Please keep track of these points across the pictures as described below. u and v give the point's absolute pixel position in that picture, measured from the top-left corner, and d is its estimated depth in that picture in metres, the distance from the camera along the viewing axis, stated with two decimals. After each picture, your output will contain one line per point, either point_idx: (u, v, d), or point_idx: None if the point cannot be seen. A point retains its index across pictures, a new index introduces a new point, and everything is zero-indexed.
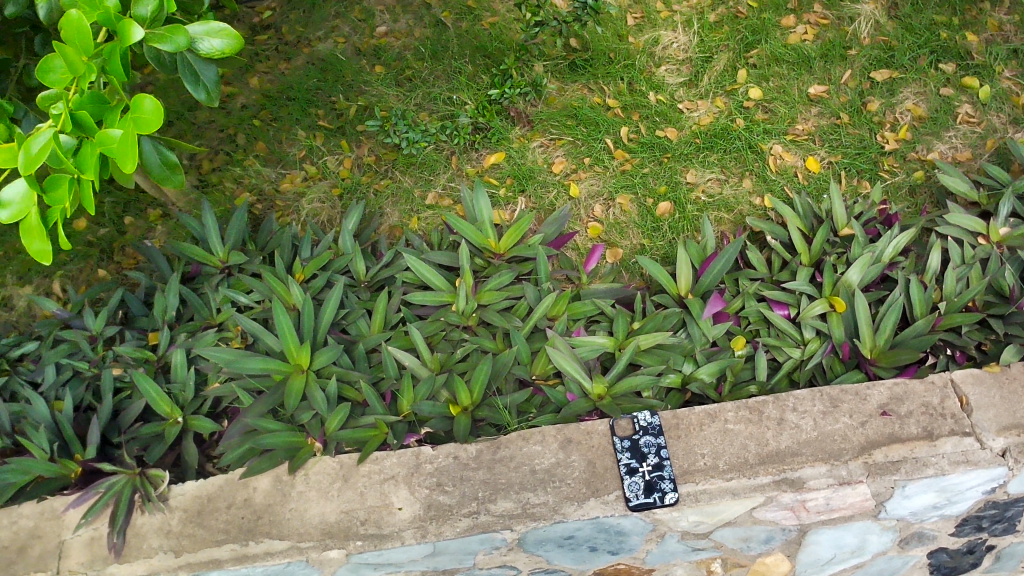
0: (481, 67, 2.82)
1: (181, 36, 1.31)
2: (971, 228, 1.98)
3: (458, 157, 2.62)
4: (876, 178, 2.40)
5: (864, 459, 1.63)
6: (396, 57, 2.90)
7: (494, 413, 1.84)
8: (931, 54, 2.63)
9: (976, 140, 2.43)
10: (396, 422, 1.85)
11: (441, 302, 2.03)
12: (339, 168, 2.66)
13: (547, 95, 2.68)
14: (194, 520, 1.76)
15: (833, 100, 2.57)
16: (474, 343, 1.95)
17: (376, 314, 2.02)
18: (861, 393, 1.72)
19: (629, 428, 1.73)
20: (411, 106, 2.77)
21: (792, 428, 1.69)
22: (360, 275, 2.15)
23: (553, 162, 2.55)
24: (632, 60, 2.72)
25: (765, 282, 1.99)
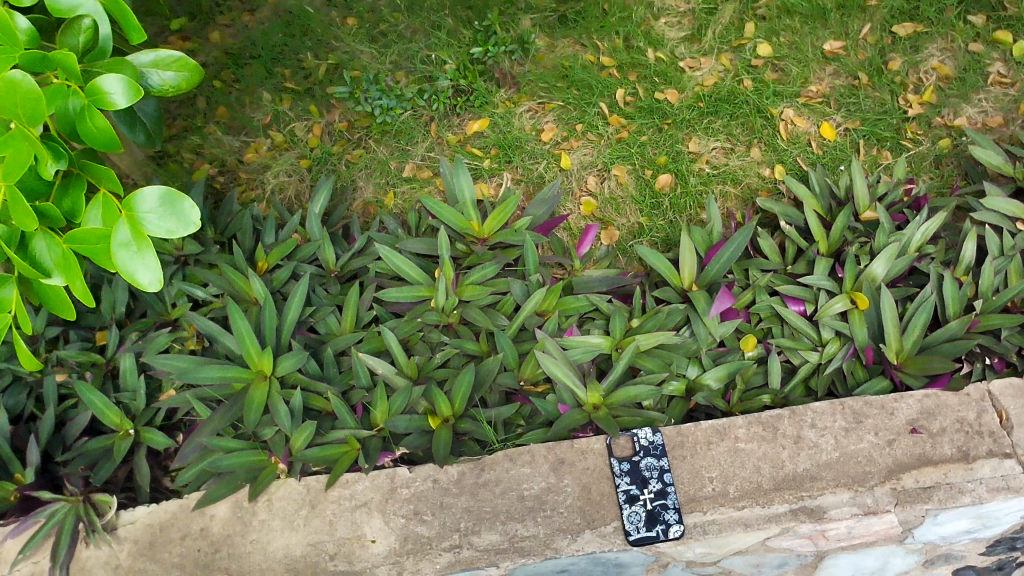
0: (463, 20, 2.55)
1: (127, 69, 1.13)
2: (1010, 212, 1.76)
3: (438, 123, 2.38)
4: (898, 147, 2.17)
5: (892, 485, 1.46)
6: (369, 8, 2.63)
7: (478, 427, 1.65)
8: (959, 6, 2.38)
9: (1008, 103, 2.20)
10: (369, 438, 1.66)
11: (419, 297, 1.80)
12: (308, 136, 2.42)
13: (536, 53, 2.44)
14: (145, 553, 1.58)
15: (851, 58, 2.33)
16: (456, 347, 1.74)
17: (347, 310, 1.81)
18: (888, 406, 1.54)
19: (628, 448, 1.56)
20: (386, 65, 2.51)
21: (810, 447, 1.51)
22: (331, 263, 1.93)
23: (542, 129, 2.31)
24: (629, 13, 2.47)
25: (779, 274, 1.77)
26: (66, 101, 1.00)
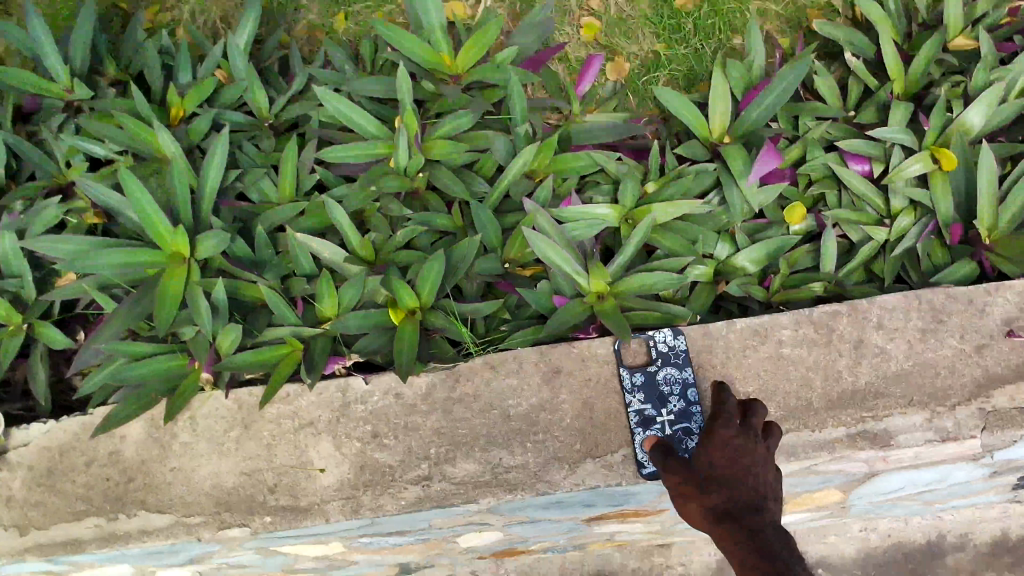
0: None
1: None
2: None
3: None
4: None
5: (980, 404, 1.16)
6: None
7: (450, 326, 1.30)
8: None
9: None
10: (315, 340, 1.31)
11: (376, 156, 1.42)
12: None
13: None
14: (42, 483, 1.28)
15: None
16: (421, 224, 1.38)
17: (285, 174, 1.42)
18: (977, 302, 1.20)
19: (642, 355, 1.23)
20: None
21: (875, 355, 1.18)
22: (263, 112, 1.52)
23: None
24: None
25: (838, 125, 1.37)
26: None
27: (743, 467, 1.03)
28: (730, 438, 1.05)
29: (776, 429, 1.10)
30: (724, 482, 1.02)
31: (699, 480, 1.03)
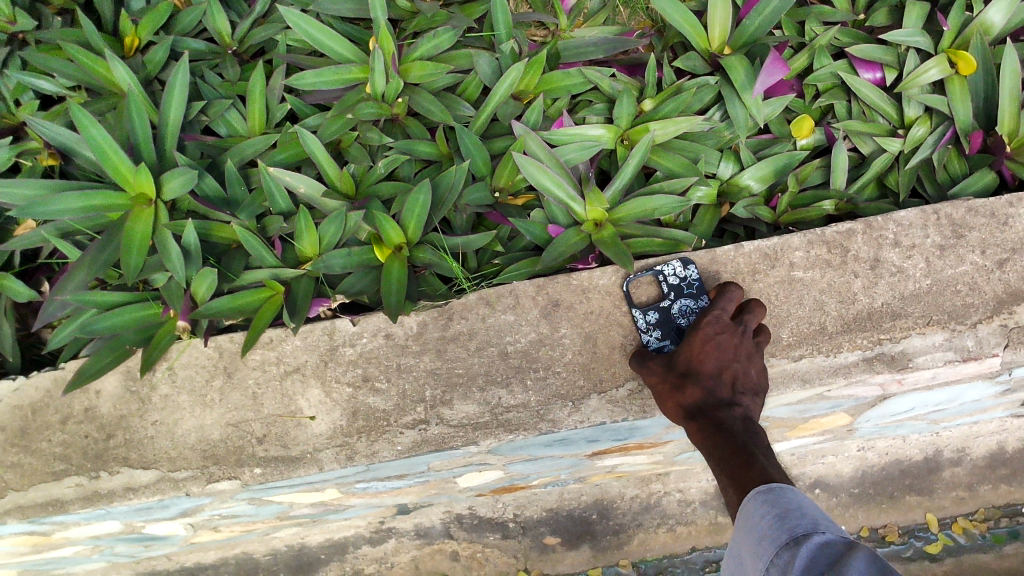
0: None
1: None
2: None
3: None
4: None
5: (1001, 321, 1.10)
6: None
7: (440, 261, 1.22)
8: None
9: None
10: (297, 280, 1.22)
11: (350, 81, 1.32)
12: None
13: None
14: (15, 445, 1.21)
15: None
16: (403, 152, 1.29)
17: (251, 104, 1.34)
18: (999, 214, 1.12)
19: (653, 289, 1.15)
20: None
21: (892, 274, 1.11)
22: (224, 37, 1.42)
23: None
24: None
25: (846, 29, 1.28)
26: None
27: (725, 362, 1.03)
28: (712, 334, 1.05)
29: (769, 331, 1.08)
30: (698, 377, 1.02)
31: (672, 379, 1.04)
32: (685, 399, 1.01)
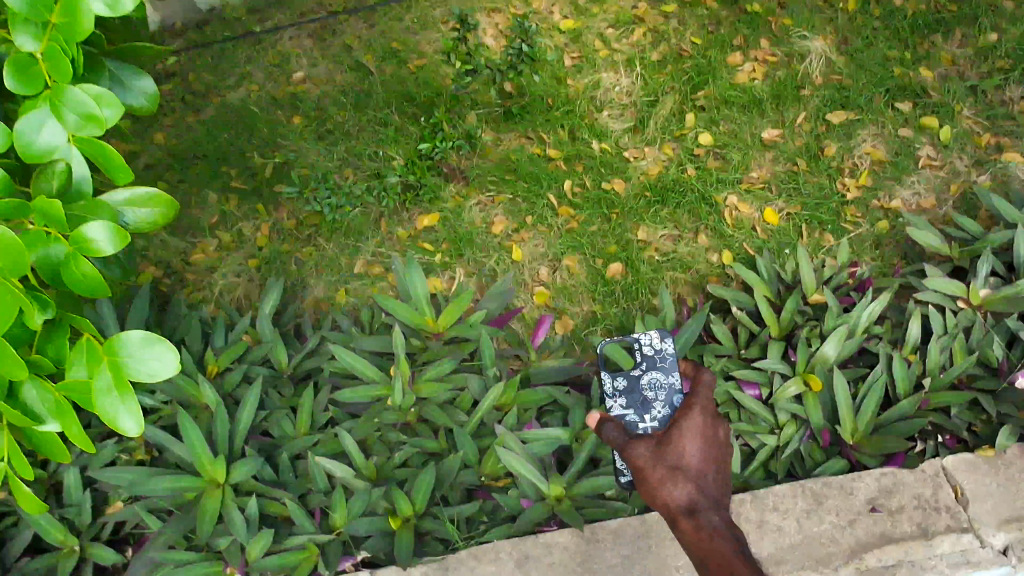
0: (410, 116, 2.57)
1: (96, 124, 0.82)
2: (953, 291, 1.75)
3: (388, 219, 2.39)
4: (839, 231, 2.23)
5: (856, 565, 1.46)
6: (315, 104, 2.61)
7: (439, 527, 1.62)
8: (887, 94, 2.46)
9: (940, 185, 2.27)
10: (329, 542, 1.62)
11: (376, 395, 1.80)
12: (257, 235, 2.39)
13: (483, 146, 2.48)
14: None
15: (788, 145, 2.40)
16: (414, 446, 1.74)
17: (302, 411, 1.79)
18: (846, 487, 1.55)
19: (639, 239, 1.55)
20: (334, 163, 2.50)
21: (773, 531, 1.51)
22: (283, 365, 1.92)
23: (493, 221, 2.36)
24: (573, 105, 2.53)
25: (733, 359, 1.81)
26: (72, 276, 0.85)
27: (699, 465, 1.33)
28: (689, 446, 1.35)
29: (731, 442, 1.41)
30: (691, 479, 1.30)
31: (673, 473, 1.30)
32: (672, 490, 1.29)
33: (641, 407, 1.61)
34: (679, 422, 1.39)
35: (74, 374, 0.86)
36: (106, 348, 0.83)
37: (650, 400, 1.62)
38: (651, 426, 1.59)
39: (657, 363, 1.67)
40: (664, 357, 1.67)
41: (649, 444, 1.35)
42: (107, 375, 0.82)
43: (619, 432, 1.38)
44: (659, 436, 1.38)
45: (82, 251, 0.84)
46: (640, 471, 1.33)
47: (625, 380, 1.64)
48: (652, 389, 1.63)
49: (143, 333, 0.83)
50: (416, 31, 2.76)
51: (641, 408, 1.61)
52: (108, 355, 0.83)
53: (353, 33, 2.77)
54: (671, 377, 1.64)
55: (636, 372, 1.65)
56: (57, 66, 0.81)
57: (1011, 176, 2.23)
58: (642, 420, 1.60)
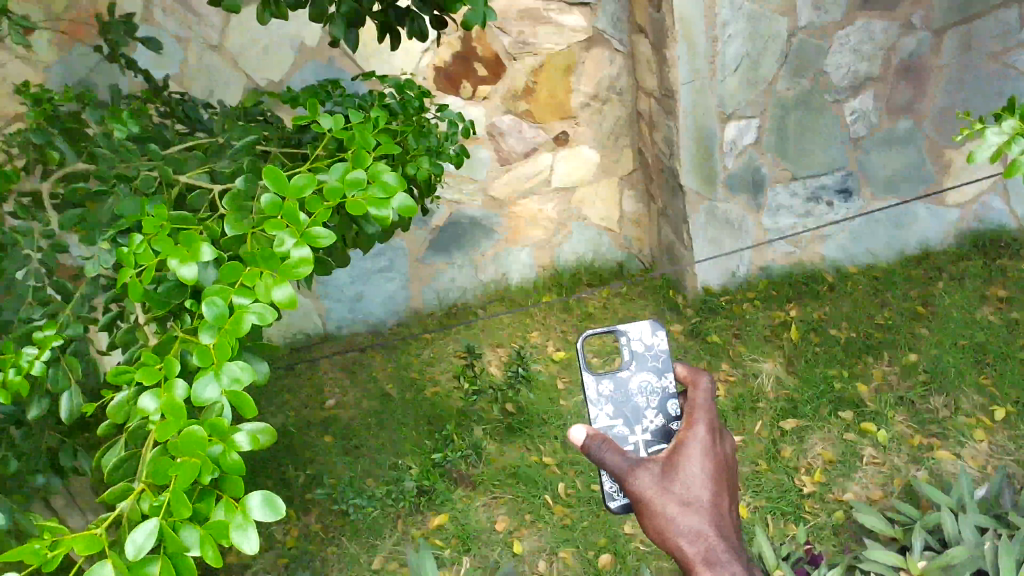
0: (424, 433, 2.96)
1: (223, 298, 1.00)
2: (892, 562, 2.08)
3: (405, 519, 2.68)
4: (800, 519, 2.50)
5: None
6: (344, 426, 3.04)
7: None
8: (830, 404, 2.86)
9: (883, 478, 2.59)
10: None
11: None
12: (285, 537, 2.65)
13: (488, 456, 2.87)
14: None
15: (751, 448, 2.75)
16: None
17: None
18: None
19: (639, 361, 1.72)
20: (357, 472, 2.84)
21: None
22: None
23: (497, 520, 2.67)
24: (564, 420, 2.96)
25: None
26: (178, 417, 0.91)
27: (707, 500, 1.32)
28: (695, 474, 1.34)
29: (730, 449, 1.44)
30: (712, 511, 1.31)
31: (695, 504, 1.31)
32: (681, 543, 1.30)
33: (631, 418, 1.66)
34: (682, 450, 1.37)
35: (144, 568, 0.79)
36: (168, 527, 0.80)
37: (642, 408, 1.67)
38: (641, 438, 1.64)
39: (648, 361, 1.72)
40: (656, 355, 1.73)
41: (650, 473, 1.34)
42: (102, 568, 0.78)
43: (619, 459, 1.37)
44: (661, 458, 1.38)
45: (190, 404, 0.92)
46: (647, 513, 1.32)
47: (612, 382, 1.70)
48: (643, 395, 1.69)
49: (265, 488, 0.85)
50: (431, 364, 3.29)
51: (632, 420, 1.66)
52: (210, 533, 0.82)
53: (378, 366, 3.32)
54: (662, 381, 1.69)
55: (625, 374, 1.71)
56: (234, 326, 0.98)
57: (943, 471, 2.56)
58: (633, 432, 1.65)
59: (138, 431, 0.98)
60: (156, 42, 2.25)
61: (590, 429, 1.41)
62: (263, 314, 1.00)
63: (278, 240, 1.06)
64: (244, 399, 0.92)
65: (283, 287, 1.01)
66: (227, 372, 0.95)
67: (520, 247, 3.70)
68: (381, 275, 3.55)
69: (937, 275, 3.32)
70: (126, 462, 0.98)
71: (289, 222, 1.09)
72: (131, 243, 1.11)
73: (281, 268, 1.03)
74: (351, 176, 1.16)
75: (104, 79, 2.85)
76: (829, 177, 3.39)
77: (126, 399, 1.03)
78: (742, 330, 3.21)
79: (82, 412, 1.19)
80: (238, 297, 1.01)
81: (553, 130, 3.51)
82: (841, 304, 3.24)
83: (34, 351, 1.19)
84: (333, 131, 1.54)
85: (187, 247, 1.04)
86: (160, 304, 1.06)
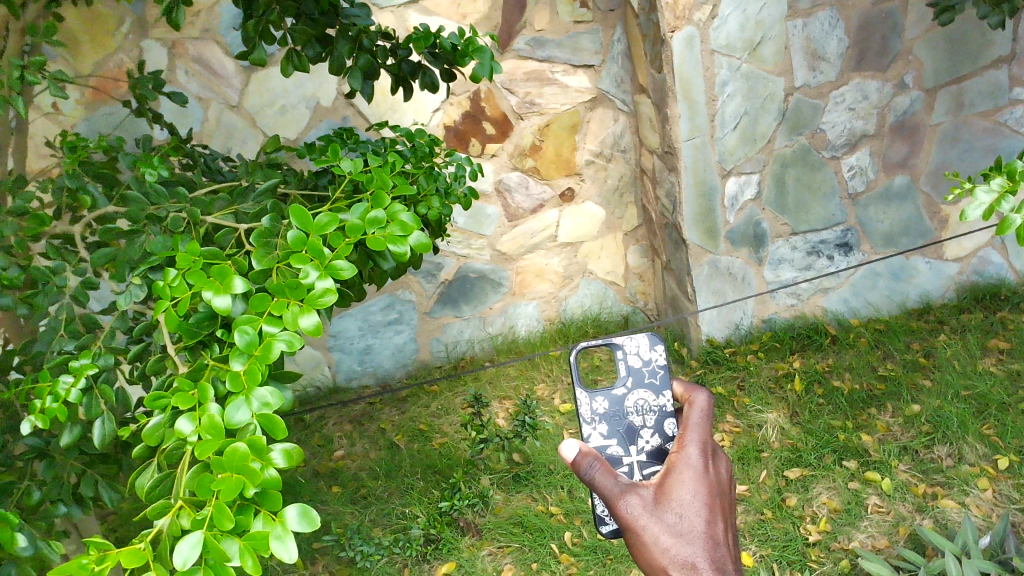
0: (431, 482, 2.98)
1: (251, 326, 1.15)
2: None
3: (411, 568, 2.69)
4: (805, 568, 2.52)
5: None
6: (351, 477, 3.06)
7: None
8: (834, 453, 2.89)
9: (889, 527, 2.60)
10: None
11: None
12: None
13: (495, 505, 2.88)
14: None
15: (756, 498, 2.76)
16: None
17: None
18: None
19: (636, 362, 1.80)
20: (365, 520, 2.87)
21: None
22: None
23: (503, 568, 2.68)
24: (570, 469, 2.98)
25: None
26: (216, 438, 1.05)
27: (699, 529, 1.36)
28: (687, 502, 1.39)
29: (726, 471, 1.48)
30: (704, 538, 1.36)
31: (685, 532, 1.36)
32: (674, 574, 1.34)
33: (625, 438, 1.73)
34: (675, 476, 1.42)
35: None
36: (211, 538, 0.96)
37: (637, 427, 1.73)
38: (636, 460, 1.70)
39: (645, 377, 1.78)
40: (652, 372, 1.78)
41: (642, 502, 1.39)
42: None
43: (610, 482, 1.42)
44: (654, 486, 1.43)
45: (223, 424, 1.06)
46: (640, 542, 1.37)
47: (607, 400, 1.76)
48: (638, 412, 1.75)
49: (300, 501, 1.00)
50: (439, 416, 3.33)
51: (627, 439, 1.72)
52: (250, 544, 0.97)
53: (387, 418, 3.36)
54: (659, 399, 1.76)
55: (620, 391, 1.77)
56: (263, 352, 1.12)
57: (948, 520, 2.57)
58: (627, 454, 1.70)
59: (172, 452, 1.13)
60: (181, 97, 2.37)
61: (584, 447, 1.44)
62: (291, 340, 1.14)
63: (302, 275, 1.22)
64: (274, 420, 1.05)
65: (310, 315, 1.15)
66: (258, 396, 1.08)
67: (526, 300, 3.76)
68: (390, 328, 3.61)
69: (939, 327, 3.37)
70: (163, 477, 1.14)
71: (313, 257, 1.25)
72: (167, 278, 1.29)
73: (307, 300, 1.18)
74: (369, 217, 1.31)
75: (129, 133, 2.96)
76: (829, 231, 3.46)
77: (160, 423, 1.17)
78: (746, 382, 3.24)
79: (112, 435, 1.35)
80: (267, 325, 1.16)
81: (559, 186, 3.61)
82: (844, 356, 3.29)
83: (71, 380, 1.38)
84: (351, 172, 1.64)
85: (220, 280, 1.22)
86: (192, 333, 1.23)
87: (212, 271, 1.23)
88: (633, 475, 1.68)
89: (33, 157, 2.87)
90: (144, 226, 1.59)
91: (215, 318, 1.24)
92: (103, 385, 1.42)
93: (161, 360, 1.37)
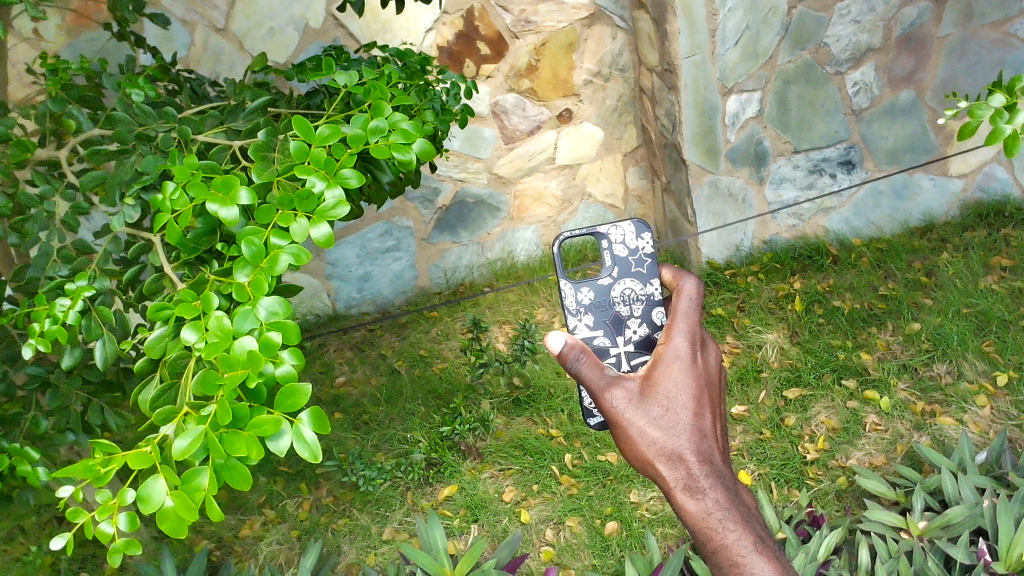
0: (432, 407, 3.00)
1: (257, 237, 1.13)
2: (892, 522, 2.16)
3: (413, 491, 2.72)
4: (803, 485, 2.55)
5: None
6: (353, 403, 3.08)
7: None
8: (834, 372, 2.90)
9: (887, 445, 2.61)
10: None
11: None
12: (298, 510, 2.70)
13: (495, 429, 2.90)
14: None
15: (755, 418, 2.78)
16: None
17: None
18: None
19: (622, 252, 1.77)
20: (368, 446, 2.89)
21: None
22: None
23: (504, 490, 2.71)
24: (570, 393, 3.01)
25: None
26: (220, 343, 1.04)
27: (687, 422, 1.37)
28: (675, 395, 1.38)
29: (716, 359, 1.47)
30: (693, 432, 1.36)
31: (673, 425, 1.36)
32: (660, 466, 1.35)
33: (612, 328, 1.71)
34: (662, 369, 1.41)
35: (198, 478, 0.95)
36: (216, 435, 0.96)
37: (624, 317, 1.72)
38: (623, 351, 1.69)
39: (631, 267, 1.75)
40: (639, 261, 1.76)
41: (627, 396, 1.39)
42: (163, 480, 0.94)
43: (597, 375, 1.41)
44: (640, 378, 1.42)
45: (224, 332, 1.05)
46: (626, 436, 1.38)
47: (592, 291, 1.74)
48: (625, 302, 1.73)
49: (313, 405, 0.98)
50: (439, 341, 3.34)
51: (613, 329, 1.71)
52: (256, 437, 0.96)
53: (387, 345, 3.36)
54: (646, 288, 1.74)
55: (607, 281, 1.74)
56: (270, 264, 1.11)
57: (945, 436, 2.58)
58: (614, 344, 1.69)
59: (177, 361, 1.12)
60: (163, 19, 2.28)
61: (570, 339, 1.42)
62: (298, 253, 1.12)
63: (309, 185, 1.19)
64: (285, 326, 1.06)
65: (320, 226, 1.12)
66: (265, 306, 1.07)
67: (526, 225, 3.74)
68: (387, 255, 3.58)
69: (942, 246, 3.33)
70: (169, 386, 1.13)
71: (319, 168, 1.22)
72: (166, 191, 1.25)
73: (315, 212, 1.15)
74: (371, 126, 1.30)
75: (113, 57, 2.87)
76: (832, 148, 3.40)
77: (163, 334, 1.17)
78: (746, 303, 3.22)
79: (114, 354, 1.36)
80: (276, 238, 1.13)
81: (557, 108, 3.53)
82: (845, 276, 3.27)
83: (69, 303, 1.36)
84: (346, 85, 1.61)
85: (223, 191, 1.18)
86: (191, 249, 1.24)
87: (214, 183, 1.19)
88: (621, 365, 1.67)
89: (15, 84, 2.79)
90: (132, 149, 1.55)
91: (213, 233, 1.25)
92: (101, 308, 1.39)
93: (159, 279, 1.35)
